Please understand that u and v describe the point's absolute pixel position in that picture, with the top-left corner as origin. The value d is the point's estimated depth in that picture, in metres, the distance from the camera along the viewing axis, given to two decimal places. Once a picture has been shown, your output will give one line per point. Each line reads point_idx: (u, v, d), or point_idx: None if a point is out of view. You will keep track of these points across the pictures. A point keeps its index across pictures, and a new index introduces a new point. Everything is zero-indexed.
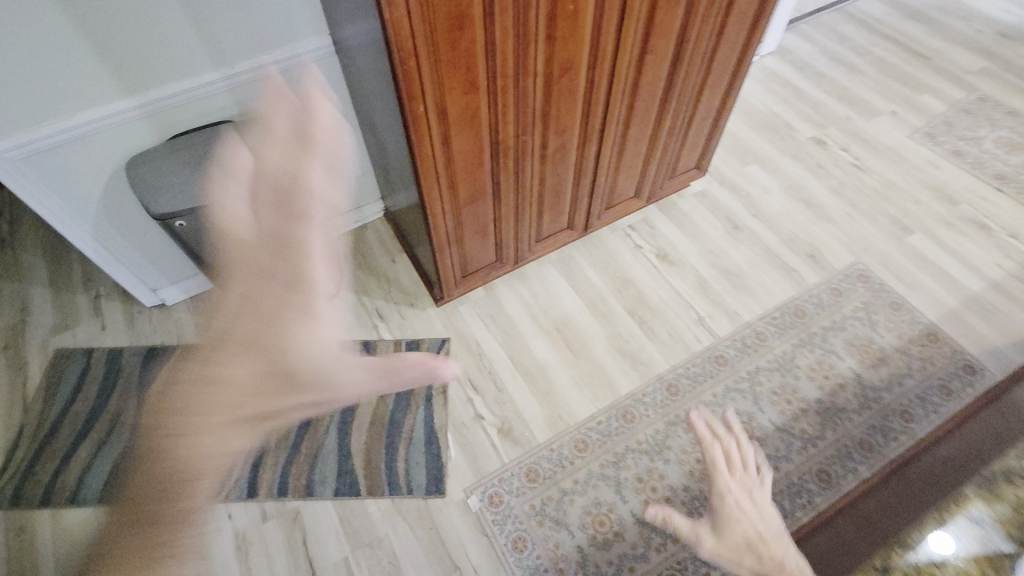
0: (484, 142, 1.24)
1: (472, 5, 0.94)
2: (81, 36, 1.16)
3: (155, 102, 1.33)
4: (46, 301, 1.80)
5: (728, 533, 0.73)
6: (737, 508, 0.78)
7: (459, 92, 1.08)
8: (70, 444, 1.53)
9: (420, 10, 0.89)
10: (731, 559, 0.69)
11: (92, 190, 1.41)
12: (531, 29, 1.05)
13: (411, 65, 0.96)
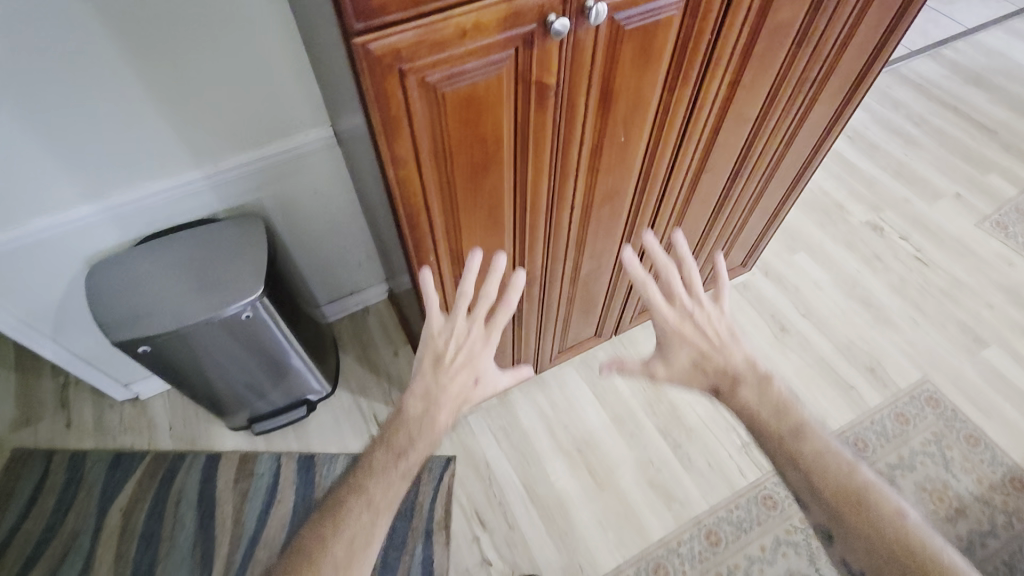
0: (506, 278, 1.04)
1: (502, 152, 0.75)
2: (27, 136, 0.97)
3: (123, 206, 1.13)
4: (7, 388, 1.60)
5: (676, 354, 0.82)
6: (679, 334, 0.83)
7: (479, 238, 0.89)
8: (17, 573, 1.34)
9: (433, 163, 0.71)
10: (682, 375, 0.81)
11: (51, 295, 1.21)
12: (570, 166, 0.86)
13: (420, 219, 0.79)
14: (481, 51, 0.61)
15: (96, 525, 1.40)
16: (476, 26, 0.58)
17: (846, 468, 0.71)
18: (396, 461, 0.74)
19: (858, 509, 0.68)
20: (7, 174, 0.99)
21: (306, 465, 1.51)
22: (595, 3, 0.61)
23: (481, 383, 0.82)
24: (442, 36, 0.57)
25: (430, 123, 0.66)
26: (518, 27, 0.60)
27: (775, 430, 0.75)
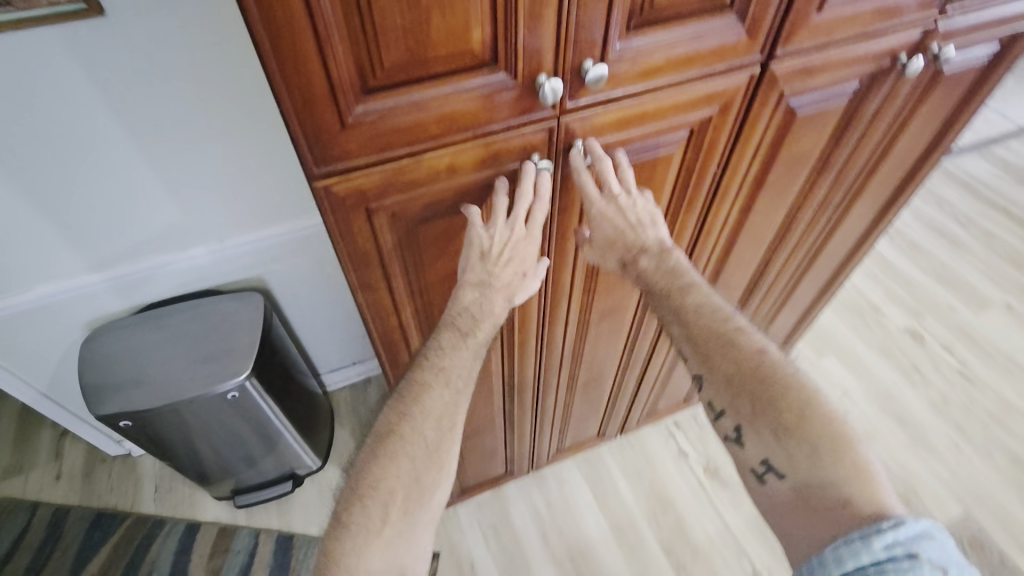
0: (495, 384, 0.98)
1: None
2: (38, 216, 0.98)
3: (125, 277, 1.13)
4: (9, 430, 1.60)
5: (597, 229, 0.67)
6: (606, 224, 0.66)
7: None
8: None
9: (409, 288, 0.67)
10: (601, 249, 0.70)
11: (49, 356, 1.21)
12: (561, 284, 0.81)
13: (397, 338, 0.74)
14: (459, 187, 0.57)
15: None
16: (452, 166, 0.55)
17: (722, 317, 0.67)
18: (464, 341, 0.64)
19: (727, 352, 0.66)
20: (16, 248, 1.00)
21: (283, 547, 1.43)
22: (581, 144, 0.59)
23: (531, 276, 0.65)
24: (414, 175, 0.53)
25: (403, 249, 0.62)
26: (499, 166, 0.57)
27: (664, 296, 0.68)
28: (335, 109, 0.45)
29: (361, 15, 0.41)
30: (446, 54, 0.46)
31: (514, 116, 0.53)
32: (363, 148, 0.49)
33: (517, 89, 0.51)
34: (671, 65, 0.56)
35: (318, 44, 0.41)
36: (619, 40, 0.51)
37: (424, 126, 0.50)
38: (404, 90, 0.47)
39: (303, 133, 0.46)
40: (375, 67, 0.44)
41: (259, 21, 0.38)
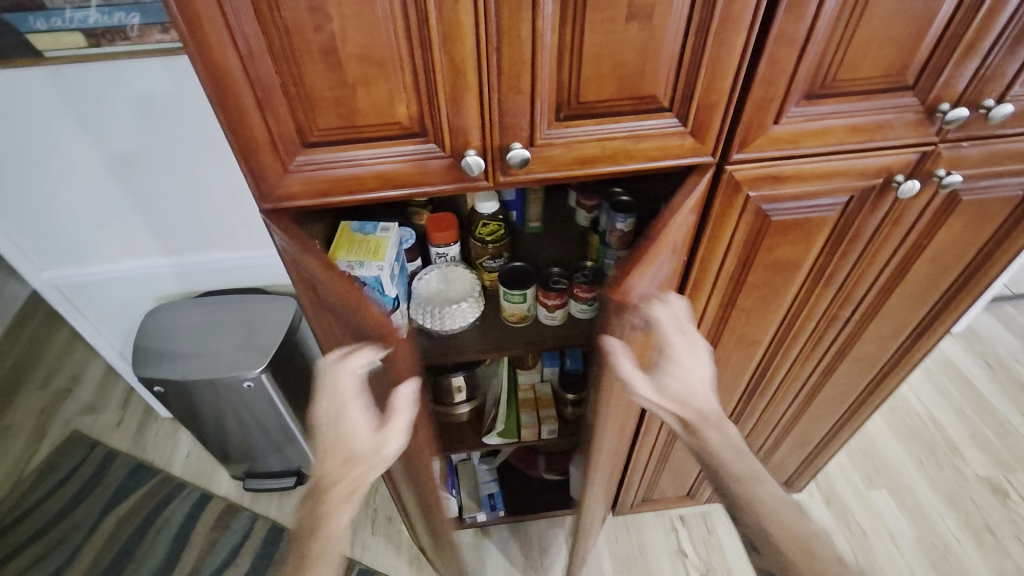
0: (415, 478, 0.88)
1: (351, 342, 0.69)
2: (132, 204, 1.18)
3: (190, 265, 1.32)
4: (97, 377, 1.82)
5: (672, 376, 0.62)
6: (681, 365, 0.62)
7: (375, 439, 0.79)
8: (20, 543, 1.51)
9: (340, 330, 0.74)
10: (664, 407, 0.63)
11: (124, 320, 1.40)
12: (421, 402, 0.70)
13: None
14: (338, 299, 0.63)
15: (93, 524, 1.55)
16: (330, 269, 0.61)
17: (796, 510, 0.60)
18: (307, 560, 0.59)
19: (807, 562, 0.56)
20: (111, 228, 1.21)
21: (273, 539, 1.52)
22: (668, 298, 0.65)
23: (365, 455, 0.61)
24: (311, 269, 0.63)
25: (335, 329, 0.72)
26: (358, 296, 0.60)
27: (730, 475, 0.62)
28: (278, 155, 0.53)
29: (294, 84, 0.49)
30: (375, 122, 0.52)
31: (447, 184, 0.58)
32: (304, 192, 0.56)
33: (448, 159, 0.56)
34: (609, 157, 0.58)
35: (258, 103, 0.49)
36: (547, 129, 0.54)
37: (360, 180, 0.56)
38: (340, 148, 0.54)
39: (250, 173, 0.54)
40: (312, 125, 0.52)
41: (209, 84, 0.47)
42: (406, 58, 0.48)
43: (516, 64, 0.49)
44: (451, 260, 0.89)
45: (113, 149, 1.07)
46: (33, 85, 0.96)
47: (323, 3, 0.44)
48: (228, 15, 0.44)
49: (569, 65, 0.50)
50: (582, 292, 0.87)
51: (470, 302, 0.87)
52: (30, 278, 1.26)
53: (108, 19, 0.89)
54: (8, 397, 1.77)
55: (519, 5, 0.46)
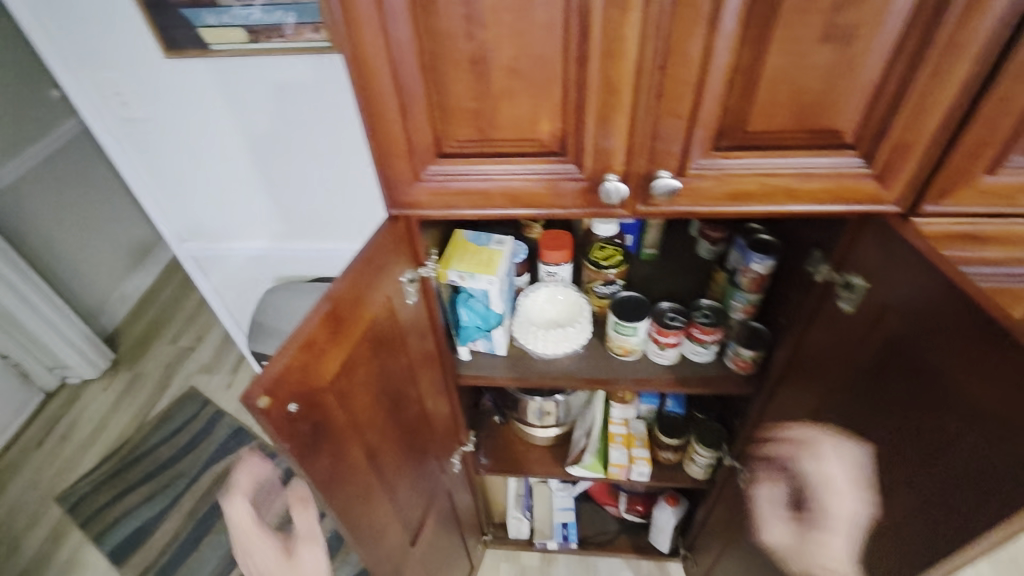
0: (408, 487, 0.79)
1: (386, 350, 0.62)
2: (265, 189, 1.22)
3: (305, 249, 1.35)
4: (216, 339, 1.87)
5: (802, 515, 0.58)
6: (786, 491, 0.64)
7: (393, 447, 0.71)
8: (135, 482, 1.53)
9: (417, 331, 0.70)
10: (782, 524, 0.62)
11: (245, 296, 1.48)
12: (372, 405, 0.63)
13: (427, 372, 0.77)
14: (340, 363, 0.53)
15: (195, 474, 1.54)
16: (327, 331, 0.50)
17: None
18: None
19: None
20: (241, 208, 1.27)
21: None
22: None
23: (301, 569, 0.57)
24: (358, 316, 0.54)
25: (387, 378, 0.65)
26: (307, 377, 0.48)
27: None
28: (411, 163, 0.52)
29: (437, 93, 0.47)
30: (512, 138, 0.49)
31: (579, 208, 0.53)
32: (431, 201, 0.55)
33: (584, 182, 0.52)
34: (767, 195, 0.50)
35: (400, 110, 0.47)
36: (701, 158, 0.48)
37: (488, 196, 0.53)
38: (474, 161, 0.51)
39: (383, 178, 0.53)
40: (449, 136, 0.50)
41: (357, 87, 0.46)
42: (557, 73, 0.44)
43: (677, 85, 0.44)
44: (560, 280, 0.85)
45: (254, 134, 1.12)
46: (197, 72, 1.04)
47: (480, 11, 0.41)
48: (385, 19, 0.42)
49: (740, 91, 0.44)
50: (701, 334, 0.79)
51: (578, 327, 0.83)
52: (174, 247, 1.36)
53: (268, 18, 0.95)
54: (141, 346, 1.86)
55: (694, 21, 0.40)
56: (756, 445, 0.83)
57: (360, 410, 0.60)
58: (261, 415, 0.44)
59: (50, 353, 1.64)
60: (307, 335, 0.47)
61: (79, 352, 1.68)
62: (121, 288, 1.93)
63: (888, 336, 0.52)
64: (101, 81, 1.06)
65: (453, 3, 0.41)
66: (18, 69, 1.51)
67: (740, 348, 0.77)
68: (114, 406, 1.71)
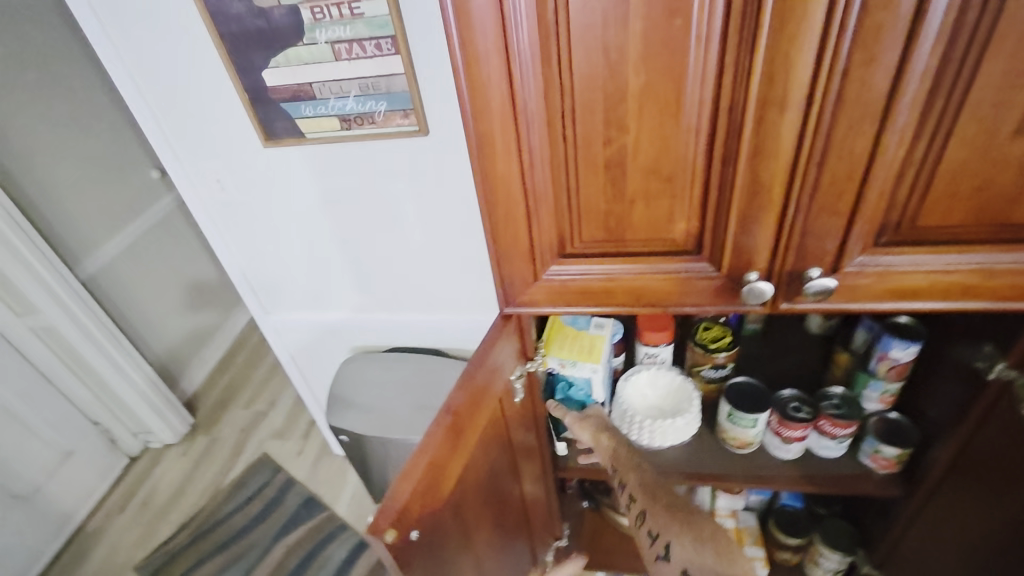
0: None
1: (495, 450, 0.58)
2: (351, 266, 1.18)
3: (379, 322, 1.28)
4: (288, 402, 1.81)
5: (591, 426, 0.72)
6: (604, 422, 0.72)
7: (495, 551, 0.66)
8: (209, 552, 1.47)
9: (521, 424, 0.65)
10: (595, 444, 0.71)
11: (323, 370, 1.45)
12: (481, 510, 0.58)
13: (528, 465, 0.72)
14: (457, 478, 0.49)
15: (267, 546, 1.47)
16: (448, 446, 0.47)
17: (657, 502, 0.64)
18: None
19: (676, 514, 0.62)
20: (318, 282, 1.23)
21: None
22: (820, 275, 0.44)
23: None
24: (474, 425, 0.51)
25: (494, 481, 0.60)
26: (429, 499, 0.45)
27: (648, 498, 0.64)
28: (532, 262, 0.49)
29: (567, 195, 0.45)
30: (645, 237, 0.46)
31: (712, 305, 0.49)
32: (549, 299, 0.52)
33: (719, 279, 0.47)
34: (939, 292, 0.44)
35: (526, 213, 0.45)
36: (860, 255, 0.43)
37: (611, 293, 0.50)
38: (599, 260, 0.48)
39: (500, 277, 0.50)
40: (575, 236, 0.47)
41: (481, 191, 0.44)
42: (699, 170, 0.41)
43: (839, 181, 0.40)
44: (661, 362, 0.79)
45: (340, 213, 1.09)
46: (290, 160, 1.03)
47: (622, 117, 0.39)
48: (520, 129, 0.41)
49: (910, 184, 0.40)
50: (833, 427, 0.71)
51: (687, 417, 0.75)
52: (259, 318, 1.33)
53: (361, 106, 0.91)
54: (217, 411, 1.82)
55: (862, 118, 0.37)
56: (905, 554, 0.72)
57: (472, 523, 0.56)
58: (388, 549, 0.40)
59: (137, 418, 1.63)
60: (430, 455, 0.44)
61: (163, 419, 1.66)
62: (201, 353, 1.93)
63: None
64: (203, 168, 1.07)
65: (593, 111, 0.39)
66: (122, 154, 1.59)
67: (882, 446, 0.68)
68: (190, 472, 1.66)
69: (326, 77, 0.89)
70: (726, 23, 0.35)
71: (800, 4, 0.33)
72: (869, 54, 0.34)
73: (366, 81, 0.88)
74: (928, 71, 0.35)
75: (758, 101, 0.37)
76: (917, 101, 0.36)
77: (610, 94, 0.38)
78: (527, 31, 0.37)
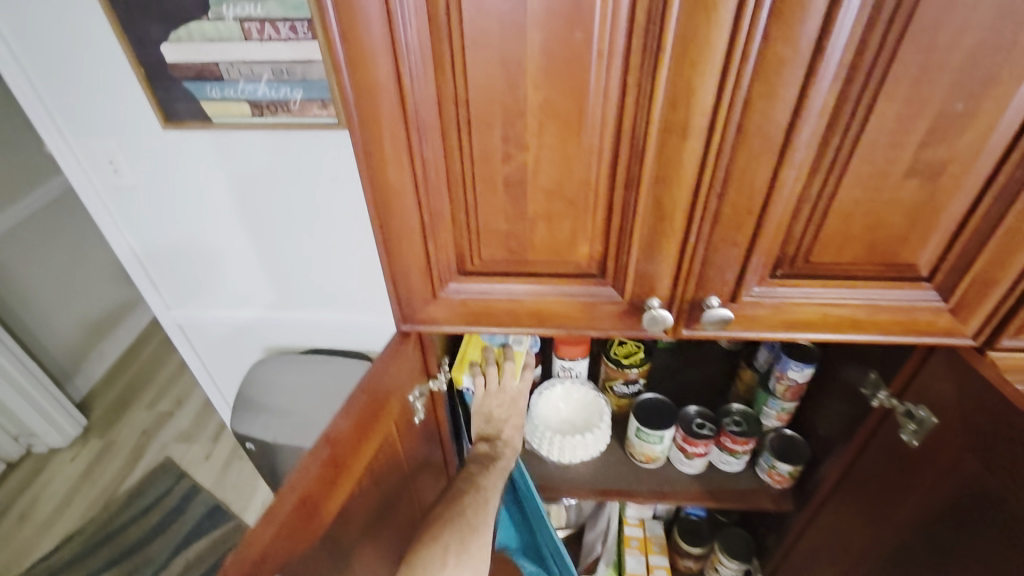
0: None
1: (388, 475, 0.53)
2: (261, 264, 1.07)
3: (283, 324, 1.17)
4: (198, 401, 1.64)
5: None
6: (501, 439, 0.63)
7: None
8: (99, 568, 1.30)
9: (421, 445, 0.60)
10: None
11: (226, 380, 1.30)
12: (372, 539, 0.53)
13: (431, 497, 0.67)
14: (340, 510, 0.46)
15: (165, 561, 1.31)
16: (326, 480, 0.42)
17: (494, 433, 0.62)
18: None
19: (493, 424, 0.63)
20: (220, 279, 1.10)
21: None
22: (717, 304, 0.43)
23: None
24: (361, 453, 0.47)
25: (390, 507, 0.56)
26: (302, 540, 0.41)
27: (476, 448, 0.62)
28: (430, 279, 0.46)
29: (465, 212, 0.42)
30: (547, 259, 0.44)
31: (617, 330, 0.47)
32: (450, 318, 0.48)
33: (623, 304, 0.46)
34: (830, 324, 0.45)
35: (422, 226, 0.42)
36: (757, 286, 0.43)
37: (514, 314, 0.47)
38: (500, 279, 0.46)
39: (396, 292, 0.46)
40: (474, 254, 0.44)
41: (371, 200, 0.40)
42: (602, 193, 0.40)
43: (739, 213, 0.39)
44: (576, 376, 0.77)
45: (251, 205, 0.97)
46: (196, 145, 0.90)
47: (521, 133, 0.37)
48: (412, 136, 0.37)
49: (806, 220, 0.39)
50: (733, 443, 0.72)
51: (597, 433, 0.75)
52: (158, 314, 1.16)
53: (274, 93, 0.83)
54: (116, 411, 1.63)
55: (762, 150, 0.36)
56: (793, 563, 0.75)
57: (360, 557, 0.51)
58: None
59: (17, 419, 1.44)
60: (301, 491, 0.40)
61: (47, 420, 1.48)
62: (99, 346, 1.73)
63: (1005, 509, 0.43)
64: (94, 149, 0.91)
65: (491, 126, 0.36)
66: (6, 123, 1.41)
67: (776, 463, 0.70)
68: (78, 480, 1.47)
69: (234, 56, 0.80)
70: (629, 42, 0.33)
71: (702, 28, 0.32)
72: (769, 87, 0.33)
73: (279, 64, 0.80)
74: (825, 108, 0.34)
75: (660, 127, 0.35)
76: (815, 138, 0.35)
77: (510, 108, 0.35)
78: (417, 30, 0.33)
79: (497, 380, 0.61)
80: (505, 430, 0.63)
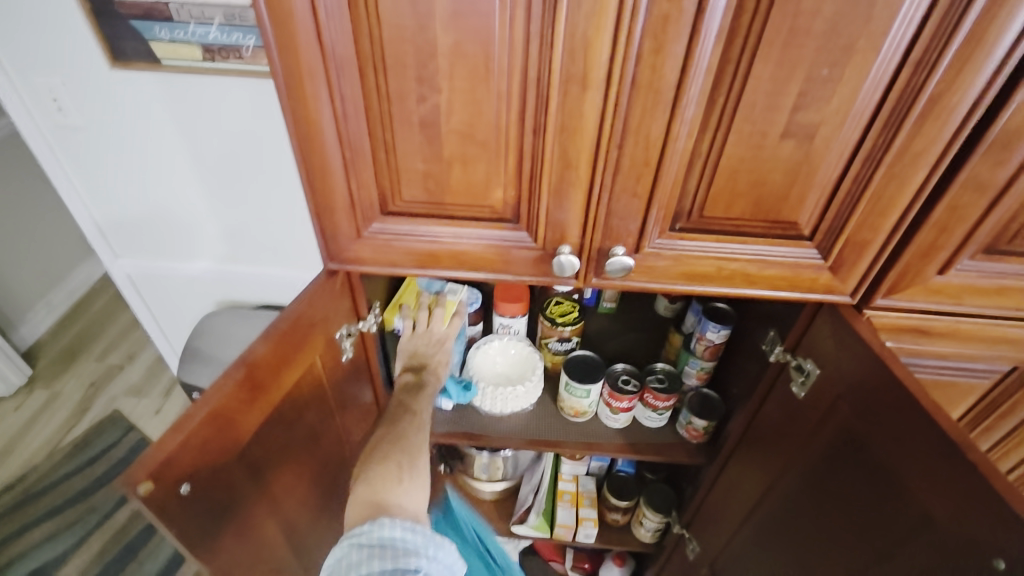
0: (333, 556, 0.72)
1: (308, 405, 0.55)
2: (213, 214, 1.06)
3: (235, 278, 1.16)
4: (150, 356, 1.63)
5: None
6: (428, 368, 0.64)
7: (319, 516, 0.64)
8: (39, 515, 1.28)
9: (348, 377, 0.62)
10: None
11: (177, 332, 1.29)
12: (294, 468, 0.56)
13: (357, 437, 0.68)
14: (257, 430, 0.48)
15: (110, 510, 1.30)
16: (240, 400, 0.45)
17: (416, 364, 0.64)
18: None
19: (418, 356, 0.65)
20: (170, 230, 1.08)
21: None
22: (622, 253, 0.47)
23: None
24: (281, 380, 0.49)
25: (314, 441, 0.59)
26: (213, 452, 0.43)
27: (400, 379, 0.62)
28: (354, 218, 0.48)
29: (385, 151, 0.44)
30: (464, 202, 0.46)
31: (532, 276, 0.50)
32: (374, 258, 0.51)
33: (538, 250, 0.49)
34: (724, 278, 0.49)
35: (343, 163, 0.44)
36: (658, 238, 0.47)
37: (436, 257, 0.50)
38: (421, 222, 0.48)
39: (320, 229, 0.48)
40: (396, 194, 0.46)
41: (292, 133, 0.42)
42: (513, 139, 0.42)
43: (637, 165, 0.42)
44: (514, 333, 0.80)
45: (202, 153, 0.96)
46: (143, 87, 0.89)
47: (434, 75, 0.39)
48: (329, 71, 0.39)
49: (699, 175, 0.43)
50: (655, 399, 0.77)
51: (528, 386, 0.78)
52: (106, 264, 1.13)
53: (225, 37, 0.82)
54: (63, 362, 1.60)
55: (655, 105, 0.39)
56: (705, 512, 0.81)
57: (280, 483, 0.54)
58: (141, 501, 0.38)
59: None
60: (213, 406, 0.42)
61: None
62: (47, 296, 1.69)
63: (864, 449, 0.48)
64: (38, 85, 0.88)
65: (405, 66, 0.38)
66: None
67: (693, 418, 0.75)
68: (21, 429, 1.44)
69: None
70: None
71: None
72: (658, 44, 0.36)
73: (231, 8, 0.80)
74: (711, 67, 0.37)
75: (562, 77, 0.38)
76: (703, 96, 0.38)
77: (421, 49, 0.37)
78: None
79: (426, 323, 0.65)
80: (430, 362, 0.64)
